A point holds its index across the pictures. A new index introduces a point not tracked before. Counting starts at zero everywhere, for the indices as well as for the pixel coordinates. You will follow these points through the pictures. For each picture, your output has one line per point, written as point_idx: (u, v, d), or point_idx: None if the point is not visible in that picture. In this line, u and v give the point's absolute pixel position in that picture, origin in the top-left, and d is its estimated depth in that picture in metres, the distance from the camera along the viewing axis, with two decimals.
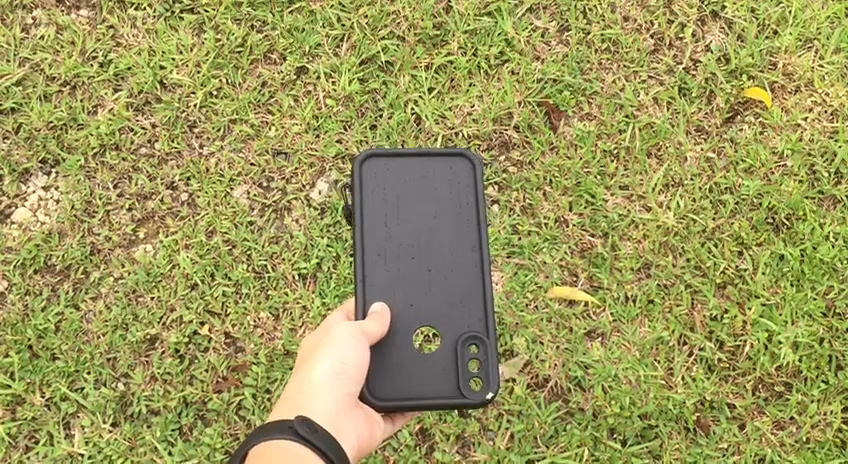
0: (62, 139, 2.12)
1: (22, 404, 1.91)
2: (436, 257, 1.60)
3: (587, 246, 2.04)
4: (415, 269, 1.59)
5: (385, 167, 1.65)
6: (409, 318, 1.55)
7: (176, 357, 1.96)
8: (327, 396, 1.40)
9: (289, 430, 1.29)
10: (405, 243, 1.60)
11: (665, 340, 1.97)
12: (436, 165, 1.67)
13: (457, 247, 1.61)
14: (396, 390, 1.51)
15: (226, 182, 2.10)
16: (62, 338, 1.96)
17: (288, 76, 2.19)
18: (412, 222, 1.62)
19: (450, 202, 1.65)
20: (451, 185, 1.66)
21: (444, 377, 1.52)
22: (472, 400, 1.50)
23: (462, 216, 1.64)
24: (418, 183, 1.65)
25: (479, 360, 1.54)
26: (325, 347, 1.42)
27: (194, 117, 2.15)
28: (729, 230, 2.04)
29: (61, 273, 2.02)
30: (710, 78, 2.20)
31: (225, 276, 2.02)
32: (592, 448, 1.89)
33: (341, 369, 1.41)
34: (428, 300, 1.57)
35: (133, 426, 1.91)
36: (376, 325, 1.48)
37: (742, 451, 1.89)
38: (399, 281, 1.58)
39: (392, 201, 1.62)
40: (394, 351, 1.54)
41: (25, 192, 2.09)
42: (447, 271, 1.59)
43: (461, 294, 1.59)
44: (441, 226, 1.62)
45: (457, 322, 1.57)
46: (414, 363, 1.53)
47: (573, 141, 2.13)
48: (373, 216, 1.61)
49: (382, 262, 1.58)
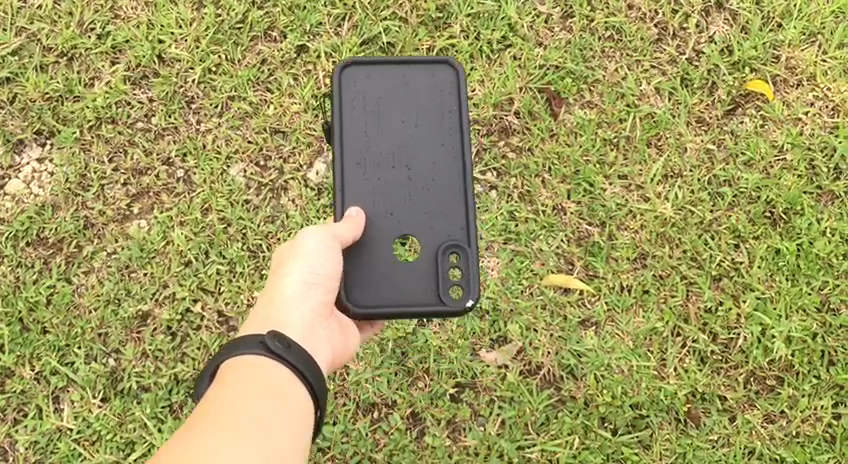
0: (57, 111, 2.10)
1: (11, 377, 1.92)
2: (418, 165, 1.60)
3: (584, 235, 2.04)
4: (396, 179, 1.59)
5: (366, 76, 1.64)
6: (388, 228, 1.56)
7: (168, 334, 1.96)
8: (299, 305, 1.41)
9: (259, 344, 1.29)
10: (386, 154, 1.60)
11: (660, 330, 1.97)
12: (418, 71, 1.65)
13: (438, 156, 1.61)
14: (375, 298, 1.53)
15: (223, 159, 2.08)
16: (53, 312, 1.96)
17: (288, 54, 2.17)
18: (394, 134, 1.61)
19: (432, 108, 1.63)
20: (433, 91, 1.65)
21: (424, 285, 1.54)
22: (452, 307, 1.52)
23: (443, 122, 1.63)
24: (400, 92, 1.64)
25: (459, 269, 1.55)
26: (293, 257, 1.42)
27: (192, 93, 2.13)
28: (727, 223, 2.04)
29: (54, 245, 2.01)
30: (713, 70, 2.18)
31: (220, 254, 2.01)
32: (582, 437, 1.91)
33: (312, 278, 1.42)
34: (409, 210, 1.58)
35: (124, 401, 1.91)
36: (348, 229, 1.49)
37: (732, 443, 1.90)
38: (380, 192, 1.58)
39: (373, 113, 1.62)
40: (373, 261, 1.55)
41: (19, 164, 2.08)
42: (428, 180, 1.60)
43: (442, 204, 1.59)
44: (422, 134, 1.62)
45: (436, 228, 1.57)
46: (393, 271, 1.54)
47: (573, 128, 2.11)
48: (353, 131, 1.61)
49: (361, 171, 1.59)
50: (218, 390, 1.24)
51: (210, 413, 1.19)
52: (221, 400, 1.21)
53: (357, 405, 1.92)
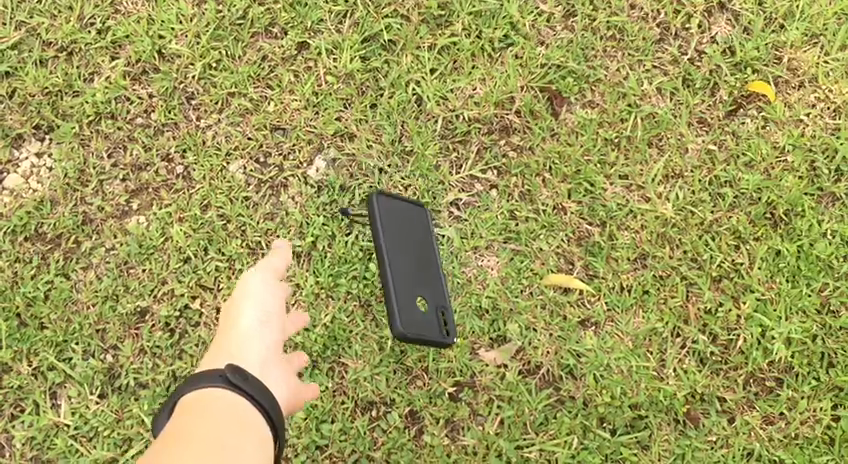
0: (56, 106, 2.09)
1: (8, 372, 1.92)
2: (419, 258, 1.83)
3: (584, 235, 2.03)
4: (410, 267, 1.80)
5: (389, 206, 1.82)
6: (409, 288, 1.77)
7: (166, 331, 1.95)
8: (257, 342, 1.58)
9: (219, 378, 1.40)
10: (399, 244, 1.81)
11: (659, 331, 1.97)
12: (407, 210, 1.85)
13: (424, 248, 1.85)
14: (406, 325, 1.73)
15: (223, 155, 2.07)
16: (51, 307, 1.95)
17: (289, 51, 2.15)
18: (403, 237, 1.82)
19: (418, 235, 1.85)
20: (416, 218, 1.86)
21: (429, 325, 1.78)
22: (447, 340, 1.78)
23: (422, 230, 1.87)
24: (401, 220, 1.83)
25: (447, 318, 1.81)
26: (244, 299, 1.66)
27: (192, 89, 2.12)
28: (727, 224, 2.03)
29: (52, 241, 2.00)
30: (715, 71, 2.15)
31: (219, 251, 2.01)
32: (580, 437, 1.90)
33: (265, 316, 1.63)
34: (419, 280, 1.80)
35: (121, 398, 1.91)
36: (281, 260, 1.80)
37: (730, 444, 1.90)
38: (400, 270, 1.77)
39: (392, 229, 1.80)
40: (400, 299, 1.74)
41: (17, 159, 2.07)
42: (422, 262, 1.83)
43: (429, 274, 1.83)
44: (420, 246, 1.84)
45: (433, 291, 1.82)
46: (412, 311, 1.75)
47: (574, 127, 2.11)
48: (387, 226, 1.79)
49: (392, 253, 1.78)
50: (176, 424, 1.29)
51: (170, 437, 1.24)
52: (179, 427, 1.26)
53: (355, 403, 1.92)
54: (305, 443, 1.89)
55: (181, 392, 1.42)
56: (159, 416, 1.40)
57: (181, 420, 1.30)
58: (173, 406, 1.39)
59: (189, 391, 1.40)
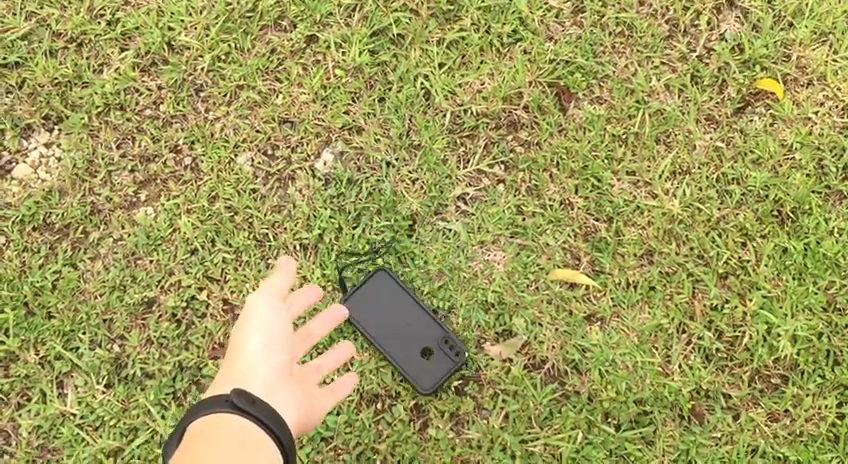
0: (65, 96, 2.10)
1: (15, 361, 1.93)
2: (410, 320, 1.95)
3: (591, 230, 2.04)
4: (406, 335, 1.94)
5: (367, 308, 1.96)
6: (414, 347, 1.93)
7: (172, 321, 1.96)
8: (263, 366, 1.54)
9: (225, 403, 1.39)
10: (390, 326, 1.95)
11: (665, 327, 1.97)
12: (373, 290, 1.96)
13: (413, 311, 1.96)
14: (428, 375, 1.92)
15: (231, 147, 2.08)
16: (58, 296, 1.96)
17: (298, 44, 2.15)
18: (390, 314, 1.96)
19: (400, 309, 1.96)
20: (389, 300, 1.96)
21: (440, 359, 1.93)
22: (461, 359, 1.92)
23: (404, 302, 1.96)
24: (380, 311, 1.96)
25: (452, 346, 1.93)
26: (249, 324, 1.61)
27: (201, 81, 2.12)
28: (734, 221, 2.03)
29: (60, 231, 2.01)
30: (723, 68, 2.15)
31: (227, 243, 2.01)
32: (585, 432, 1.91)
33: (270, 339, 1.59)
34: (417, 339, 1.94)
35: (127, 388, 1.91)
36: (286, 279, 1.71)
37: (735, 441, 1.90)
38: (400, 333, 1.94)
39: (377, 320, 1.95)
40: (414, 370, 1.92)
41: (26, 149, 2.08)
42: (415, 326, 1.95)
43: (423, 331, 1.94)
44: (405, 315, 1.95)
45: (424, 334, 1.94)
46: (421, 363, 1.93)
47: (582, 123, 2.11)
48: (375, 328, 1.95)
49: (388, 339, 1.94)
50: (186, 455, 1.30)
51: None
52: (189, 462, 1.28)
53: (360, 395, 1.93)
54: (310, 435, 1.90)
55: (189, 415, 1.42)
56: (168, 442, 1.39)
57: (193, 454, 1.30)
58: (181, 433, 1.38)
59: (197, 416, 1.40)
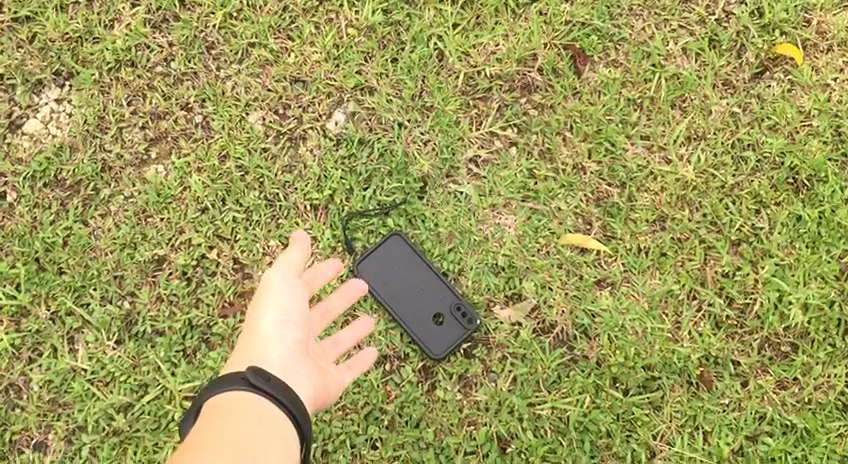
0: (76, 52, 2.08)
1: (27, 316, 1.94)
2: (421, 284, 1.96)
3: (604, 195, 2.02)
4: (417, 300, 1.95)
5: (378, 271, 1.96)
6: (425, 312, 1.94)
7: (183, 279, 1.97)
8: (279, 343, 1.54)
9: (241, 381, 1.40)
10: (401, 289, 1.95)
11: (675, 293, 1.96)
12: (387, 253, 1.97)
13: (425, 275, 1.96)
14: (439, 340, 1.93)
15: (242, 106, 2.06)
16: (69, 253, 1.96)
17: (310, 2, 2.12)
18: (401, 278, 1.96)
19: (412, 272, 1.96)
20: (402, 263, 1.96)
21: (452, 324, 1.94)
22: (472, 326, 1.93)
23: (416, 265, 1.96)
24: (392, 274, 1.96)
25: (465, 313, 1.94)
26: (264, 300, 1.59)
27: (212, 38, 2.10)
28: (749, 188, 2.01)
29: (71, 187, 2.01)
30: (742, 32, 2.11)
31: (237, 202, 2.01)
32: (593, 396, 1.91)
33: (285, 316, 1.58)
34: (429, 304, 1.95)
35: (137, 344, 1.92)
36: (300, 254, 1.67)
37: (743, 407, 1.90)
38: (410, 297, 1.95)
39: (388, 283, 1.96)
40: (424, 335, 1.93)
41: (37, 104, 2.07)
42: (426, 291, 1.95)
43: (435, 295, 1.95)
44: (415, 278, 1.96)
45: (435, 300, 1.95)
46: (433, 328, 1.94)
47: (597, 87, 2.08)
48: (385, 292, 1.95)
49: (399, 303, 1.95)
50: (202, 431, 1.30)
51: (199, 452, 1.25)
52: (206, 439, 1.28)
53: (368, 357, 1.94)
54: None
55: (203, 396, 1.42)
56: (187, 418, 1.41)
57: (209, 429, 1.31)
58: (199, 410, 1.40)
59: (211, 396, 1.40)
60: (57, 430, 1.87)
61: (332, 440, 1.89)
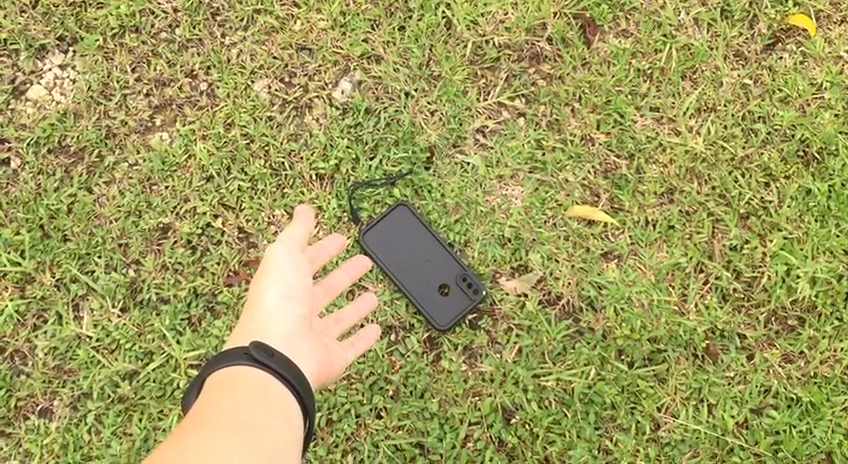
0: (80, 18, 2.06)
1: (31, 282, 1.94)
2: (427, 254, 1.95)
3: (612, 167, 2.00)
4: (423, 270, 1.94)
5: (383, 242, 1.95)
6: (430, 282, 1.94)
7: (188, 248, 1.96)
8: (282, 320, 1.54)
9: (243, 356, 1.39)
10: (406, 259, 1.95)
11: (682, 266, 1.95)
12: (393, 223, 1.96)
13: (431, 246, 1.95)
14: (444, 311, 1.92)
15: (247, 73, 2.04)
16: (74, 220, 1.95)
17: None
18: (407, 248, 1.95)
19: (417, 242, 1.95)
20: (407, 233, 1.95)
21: (457, 295, 1.93)
22: (477, 296, 1.93)
23: (422, 235, 1.95)
24: (397, 245, 1.95)
25: (471, 283, 1.93)
26: (267, 274, 1.57)
27: (217, 5, 2.08)
28: (758, 161, 2.00)
29: (75, 154, 1.99)
30: (755, 2, 2.08)
31: (242, 171, 1.99)
32: (599, 368, 1.91)
33: (287, 291, 1.57)
34: (434, 274, 1.94)
35: (142, 312, 1.92)
36: (303, 228, 1.65)
37: (748, 380, 1.90)
38: (416, 267, 1.94)
39: (394, 254, 1.95)
40: (429, 306, 1.93)
41: (41, 70, 2.05)
42: (431, 261, 1.94)
43: (440, 265, 1.94)
44: (420, 248, 1.95)
45: (441, 270, 1.94)
46: (438, 299, 1.93)
47: (607, 57, 2.06)
48: (391, 262, 1.94)
49: (404, 273, 1.94)
50: (204, 407, 1.30)
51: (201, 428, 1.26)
52: (207, 415, 1.28)
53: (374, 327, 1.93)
54: None
55: (205, 371, 1.41)
56: (190, 393, 1.41)
57: (210, 405, 1.31)
58: (201, 384, 1.39)
59: (213, 371, 1.39)
60: (62, 397, 1.87)
61: (337, 410, 1.89)
